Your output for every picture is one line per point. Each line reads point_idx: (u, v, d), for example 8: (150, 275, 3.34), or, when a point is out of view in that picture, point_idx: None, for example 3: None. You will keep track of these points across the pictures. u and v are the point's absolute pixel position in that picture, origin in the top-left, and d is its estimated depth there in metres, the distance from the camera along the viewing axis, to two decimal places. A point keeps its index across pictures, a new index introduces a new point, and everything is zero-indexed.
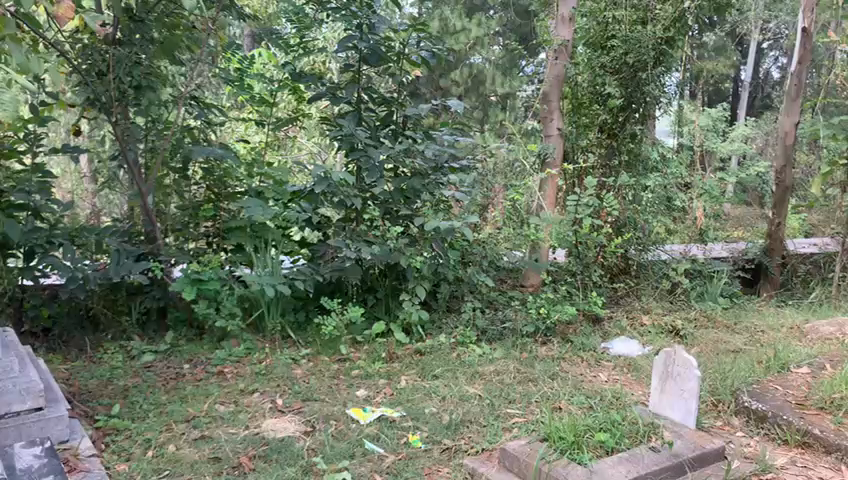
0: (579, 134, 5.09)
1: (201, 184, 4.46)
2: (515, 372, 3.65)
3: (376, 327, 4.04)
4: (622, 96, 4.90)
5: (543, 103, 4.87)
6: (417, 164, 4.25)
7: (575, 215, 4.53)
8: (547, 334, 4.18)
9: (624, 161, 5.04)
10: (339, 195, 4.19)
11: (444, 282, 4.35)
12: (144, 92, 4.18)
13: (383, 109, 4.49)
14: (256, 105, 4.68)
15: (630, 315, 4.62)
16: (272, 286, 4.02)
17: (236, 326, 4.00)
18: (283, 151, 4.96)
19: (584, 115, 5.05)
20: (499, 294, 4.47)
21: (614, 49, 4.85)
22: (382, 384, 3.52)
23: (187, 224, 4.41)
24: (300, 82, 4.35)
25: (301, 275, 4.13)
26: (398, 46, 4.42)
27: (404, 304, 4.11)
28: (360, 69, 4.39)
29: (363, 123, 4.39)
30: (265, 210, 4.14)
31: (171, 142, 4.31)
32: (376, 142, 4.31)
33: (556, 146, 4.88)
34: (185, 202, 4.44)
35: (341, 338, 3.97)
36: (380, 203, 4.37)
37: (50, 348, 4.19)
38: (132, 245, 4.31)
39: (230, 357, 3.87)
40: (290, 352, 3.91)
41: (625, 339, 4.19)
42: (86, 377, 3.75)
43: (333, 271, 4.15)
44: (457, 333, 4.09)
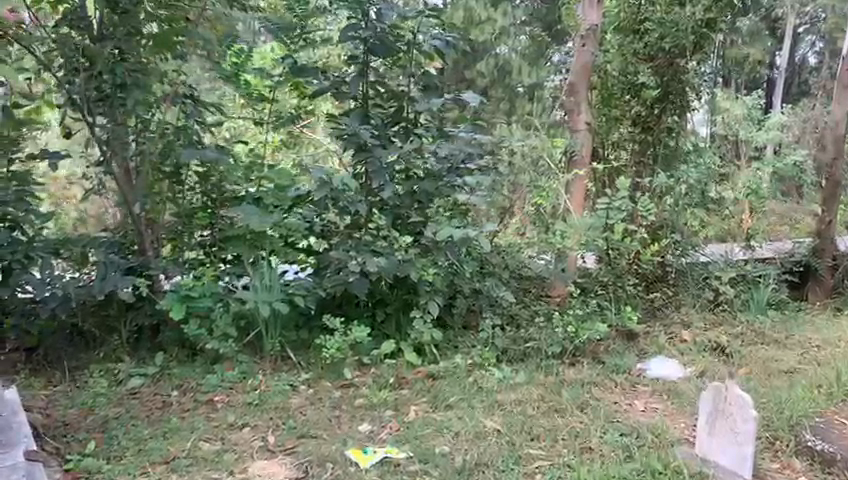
0: (610, 128, 4.61)
1: (197, 191, 4.08)
2: (539, 401, 3.25)
3: (386, 347, 3.65)
4: (659, 85, 4.44)
5: (569, 96, 4.51)
6: (429, 165, 3.90)
7: (607, 220, 4.07)
8: (576, 354, 3.75)
9: (661, 156, 4.56)
10: (342, 201, 3.82)
11: (460, 295, 3.90)
12: (129, 90, 3.82)
13: (393, 105, 4.04)
14: (253, 102, 4.24)
15: (668, 329, 4.16)
16: (269, 303, 3.64)
17: (229, 348, 3.64)
18: (293, 150, 4.47)
19: (616, 107, 4.57)
20: (522, 307, 4.03)
21: (650, 33, 4.38)
22: (388, 417, 3.12)
23: (181, 232, 4.06)
24: (301, 77, 3.97)
25: (301, 290, 3.74)
26: (408, 34, 4.01)
27: (414, 322, 3.67)
28: (367, 60, 3.97)
29: (371, 120, 3.94)
30: (264, 218, 3.77)
31: (159, 146, 3.97)
32: (384, 141, 3.91)
33: (584, 143, 4.49)
34: (179, 210, 4.06)
35: (345, 361, 3.57)
36: (389, 211, 3.96)
37: (33, 371, 3.89)
38: (121, 257, 3.98)
39: (223, 382, 3.50)
40: (289, 376, 3.53)
41: (663, 359, 3.75)
42: (66, 407, 3.41)
43: (336, 284, 3.70)
44: (474, 354, 3.65)
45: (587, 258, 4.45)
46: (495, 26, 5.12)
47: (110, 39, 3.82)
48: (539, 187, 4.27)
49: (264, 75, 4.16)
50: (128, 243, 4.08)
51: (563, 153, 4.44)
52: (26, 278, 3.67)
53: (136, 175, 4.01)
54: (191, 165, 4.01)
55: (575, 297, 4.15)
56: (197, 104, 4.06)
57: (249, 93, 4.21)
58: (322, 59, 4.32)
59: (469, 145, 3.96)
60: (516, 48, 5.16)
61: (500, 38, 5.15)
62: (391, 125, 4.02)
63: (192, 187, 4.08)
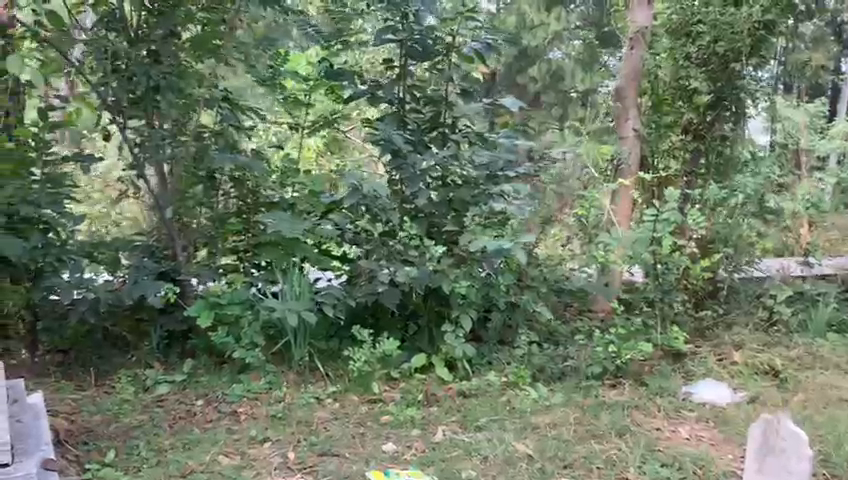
0: (660, 136, 4.38)
1: (232, 196, 3.99)
2: (575, 424, 3.07)
3: (416, 361, 3.53)
4: (712, 91, 4.24)
5: (616, 101, 4.29)
6: (466, 173, 3.77)
7: (653, 233, 3.81)
8: (618, 375, 3.54)
9: (714, 165, 4.34)
10: (375, 208, 3.74)
11: (496, 309, 3.72)
12: (163, 93, 3.80)
13: (430, 110, 3.89)
14: (288, 107, 4.13)
15: (718, 349, 3.91)
16: (296, 312, 3.52)
17: (256, 358, 3.53)
18: (337, 155, 4.37)
19: (666, 113, 4.36)
20: (562, 326, 3.84)
21: (703, 36, 4.16)
22: (414, 436, 2.99)
23: (213, 237, 3.98)
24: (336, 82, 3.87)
25: (330, 300, 3.61)
26: (448, 35, 3.86)
27: (446, 336, 3.53)
28: (405, 64, 3.87)
29: (408, 127, 3.84)
30: (296, 226, 3.68)
31: (192, 151, 3.85)
32: (420, 148, 3.79)
33: (632, 150, 4.28)
34: (211, 216, 4.01)
35: (374, 374, 3.42)
36: (424, 219, 3.83)
37: (64, 374, 3.88)
38: (155, 261, 3.96)
39: (248, 393, 3.41)
40: (316, 389, 3.42)
41: (711, 382, 3.52)
42: (91, 413, 3.38)
43: (367, 296, 3.61)
44: (509, 372, 3.49)
45: (634, 272, 4.15)
46: (549, 30, 4.96)
47: (144, 41, 3.82)
48: (584, 196, 4.07)
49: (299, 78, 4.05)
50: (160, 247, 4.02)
51: (610, 163, 4.28)
52: (50, 281, 3.67)
53: (171, 179, 3.98)
54: (226, 172, 3.93)
55: (619, 314, 3.93)
56: (232, 106, 3.94)
57: (284, 97, 4.10)
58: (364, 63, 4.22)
59: (506, 152, 3.82)
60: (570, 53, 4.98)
61: (553, 42, 4.98)
62: (427, 130, 3.88)
63: (227, 193, 4.00)
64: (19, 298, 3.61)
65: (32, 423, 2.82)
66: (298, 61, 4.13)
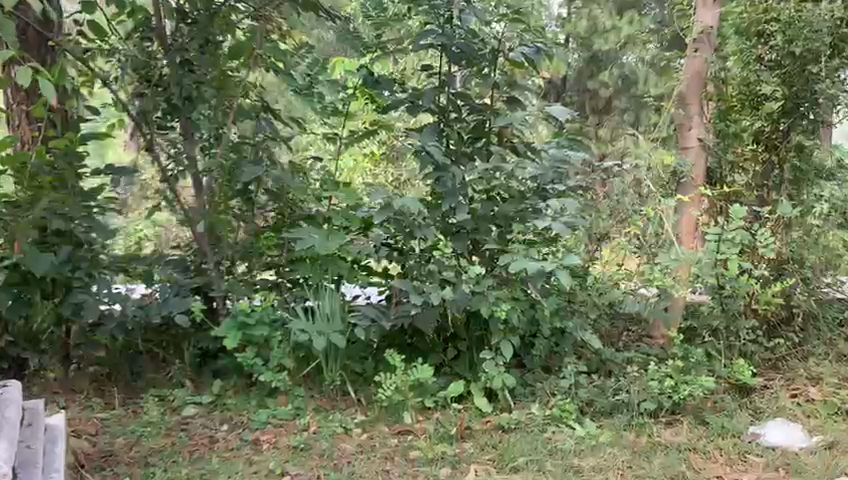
0: (727, 146, 3.99)
1: (270, 208, 3.84)
2: (621, 470, 2.77)
3: (452, 389, 3.27)
4: (785, 97, 3.84)
5: (679, 107, 3.94)
6: (512, 187, 3.53)
7: (717, 255, 3.47)
8: (675, 412, 3.19)
9: (787, 178, 3.94)
10: (410, 225, 3.48)
11: (542, 336, 3.39)
12: (196, 104, 3.75)
13: (475, 119, 3.61)
14: (326, 118, 3.92)
15: (792, 384, 3.51)
16: (325, 335, 3.31)
17: (284, 383, 3.34)
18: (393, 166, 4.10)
19: (735, 121, 3.97)
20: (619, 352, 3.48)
21: (776, 35, 3.79)
22: (442, 477, 2.75)
23: (250, 251, 3.83)
24: (376, 90, 3.69)
25: (363, 321, 3.41)
26: (491, 39, 3.57)
27: (485, 364, 3.25)
28: (446, 70, 3.60)
29: (446, 137, 3.57)
30: (329, 242, 3.48)
31: (225, 163, 3.74)
32: (463, 160, 3.56)
33: (695, 162, 3.90)
34: (249, 229, 3.84)
35: (406, 403, 3.20)
36: (466, 236, 3.56)
37: (97, 391, 3.81)
38: (188, 278, 3.84)
39: (273, 419, 3.24)
40: (344, 417, 3.22)
41: (783, 422, 3.13)
42: (115, 434, 3.26)
43: (400, 319, 3.38)
44: (553, 405, 3.19)
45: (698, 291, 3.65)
46: None
47: (176, 50, 3.71)
48: (641, 210, 3.77)
49: (333, 86, 3.86)
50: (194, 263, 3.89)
51: (669, 173, 3.88)
52: (80, 296, 3.53)
53: (207, 192, 3.85)
54: (261, 182, 3.75)
55: (680, 343, 3.54)
56: (275, 117, 3.85)
57: (322, 106, 3.86)
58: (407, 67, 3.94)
59: (558, 165, 3.52)
60: (644, 56, 4.14)
61: (625, 46, 4.12)
62: (470, 140, 3.62)
63: (264, 205, 3.85)
64: (49, 312, 3.58)
65: (40, 451, 2.66)
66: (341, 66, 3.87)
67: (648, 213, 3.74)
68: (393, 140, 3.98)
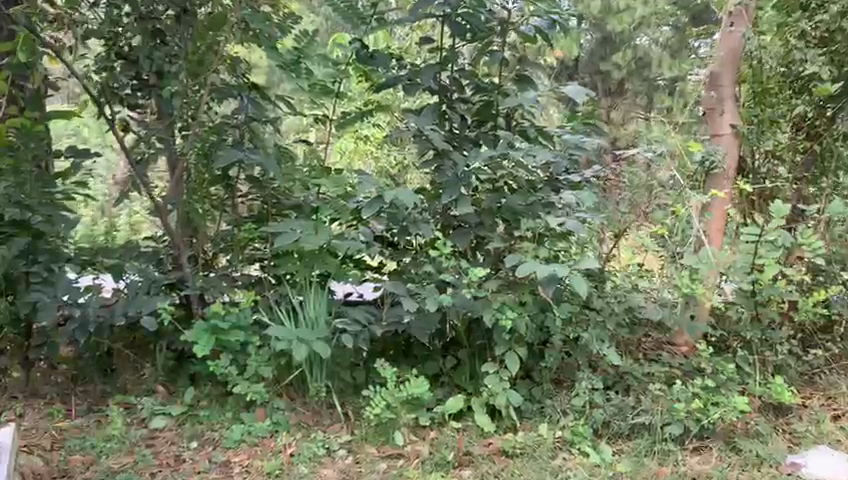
0: (764, 134, 3.57)
1: (252, 197, 3.47)
2: None
3: (451, 405, 2.88)
4: (833, 78, 3.46)
5: (710, 90, 3.53)
6: (521, 177, 3.13)
7: (756, 258, 3.07)
8: (703, 436, 2.81)
9: (830, 169, 3.59)
10: (406, 219, 3.11)
11: (553, 347, 2.99)
12: (167, 79, 3.34)
13: (481, 99, 3.23)
14: (315, 98, 3.54)
15: (832, 404, 3.15)
16: (307, 343, 2.92)
17: (261, 396, 2.99)
18: (395, 147, 3.65)
19: (772, 106, 3.57)
20: (644, 366, 3.06)
21: (827, 7, 3.39)
22: None
23: (230, 245, 3.49)
24: (370, 67, 3.27)
25: (352, 328, 3.01)
26: (499, 10, 3.17)
27: (487, 378, 2.88)
28: (451, 44, 3.19)
29: (448, 120, 3.22)
30: (315, 238, 3.07)
31: (202, 145, 3.35)
32: (466, 146, 3.18)
33: (728, 150, 3.49)
34: (229, 220, 3.52)
35: (398, 421, 2.84)
36: (470, 231, 3.17)
37: (62, 397, 3.47)
38: (161, 272, 3.47)
39: (249, 436, 2.91)
40: (328, 436, 2.88)
41: (824, 451, 2.76)
42: (72, 450, 2.92)
43: (390, 324, 3.04)
44: (564, 426, 2.84)
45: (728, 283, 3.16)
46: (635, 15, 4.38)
47: (150, 19, 3.32)
48: (666, 206, 3.32)
49: (324, 61, 3.47)
50: (169, 256, 3.51)
51: (699, 163, 3.41)
52: (35, 296, 3.11)
53: (181, 177, 3.45)
54: (243, 169, 3.38)
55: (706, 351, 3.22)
56: (261, 96, 3.46)
57: (310, 84, 3.46)
58: (406, 45, 3.65)
59: (573, 150, 3.16)
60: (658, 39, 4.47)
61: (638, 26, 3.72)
62: (475, 124, 3.25)
63: (246, 195, 3.49)
64: (4, 310, 3.22)
65: None
66: (340, 40, 3.51)
67: (676, 209, 3.28)
68: (395, 122, 3.58)
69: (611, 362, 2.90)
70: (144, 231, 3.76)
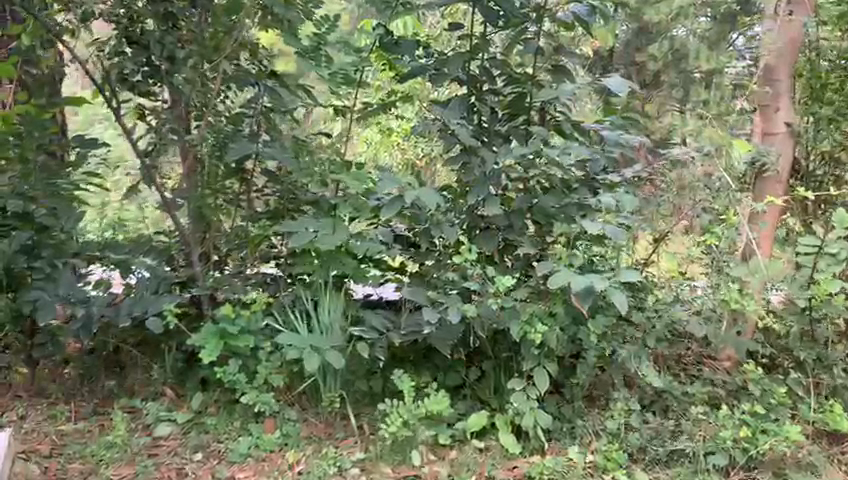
0: (822, 133, 3.31)
1: (269, 193, 3.28)
2: None
3: (472, 422, 2.68)
4: None
5: (765, 86, 3.28)
6: (556, 177, 2.88)
7: (814, 273, 2.81)
8: (751, 467, 2.56)
9: None
10: (429, 219, 2.92)
11: (585, 363, 2.75)
12: (179, 67, 3.15)
13: (512, 92, 2.97)
14: (336, 88, 3.32)
15: None
16: (319, 352, 2.72)
17: (271, 406, 2.81)
18: (423, 140, 3.62)
19: (830, 102, 3.28)
20: (686, 385, 2.84)
21: None
22: None
23: (242, 244, 3.28)
24: (394, 55, 3.04)
25: (368, 335, 2.81)
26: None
27: (513, 395, 2.65)
28: (481, 32, 2.96)
29: (478, 113, 2.98)
30: (330, 238, 2.85)
31: (213, 139, 3.17)
32: (498, 141, 2.96)
33: (781, 150, 3.27)
34: (245, 215, 3.30)
35: (416, 438, 2.64)
36: (499, 233, 2.94)
37: (66, 397, 3.30)
38: (171, 270, 3.30)
39: (256, 450, 2.74)
40: (340, 453, 2.69)
41: None
42: (70, 458, 2.76)
43: (409, 334, 2.81)
44: (596, 449, 2.61)
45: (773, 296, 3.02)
46: None
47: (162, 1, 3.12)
48: (713, 210, 3.10)
49: (345, 48, 3.23)
50: (180, 252, 3.32)
51: (747, 165, 3.13)
52: (36, 293, 2.98)
53: (193, 167, 3.26)
54: (257, 161, 3.18)
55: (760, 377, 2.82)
56: (280, 84, 3.23)
57: (331, 73, 3.23)
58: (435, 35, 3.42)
59: (610, 148, 2.90)
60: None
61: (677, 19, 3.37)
62: (506, 118, 2.99)
63: (262, 190, 3.30)
64: (5, 308, 3.07)
65: None
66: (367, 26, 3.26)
67: (729, 218, 3.08)
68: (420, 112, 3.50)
69: (652, 384, 2.68)
70: (157, 225, 3.60)
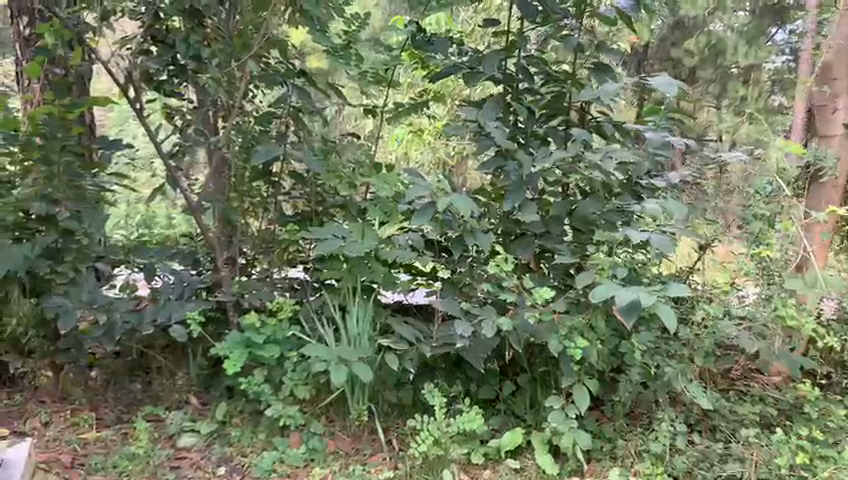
0: None
1: (294, 195, 3.15)
2: None
3: (507, 440, 2.58)
4: None
5: (821, 85, 3.15)
6: (594, 178, 2.67)
7: None
8: None
9: None
10: (461, 226, 2.77)
11: (627, 379, 2.61)
12: (205, 66, 3.05)
13: (550, 91, 2.86)
14: (366, 87, 3.21)
15: None
16: (348, 365, 2.59)
17: (297, 419, 2.72)
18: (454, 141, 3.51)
19: None
20: (734, 405, 2.70)
21: None
22: None
23: (270, 249, 3.19)
24: (427, 53, 2.90)
25: (398, 347, 2.69)
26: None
27: (551, 413, 2.52)
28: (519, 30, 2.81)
29: (513, 112, 2.81)
30: (358, 243, 2.72)
31: (240, 141, 3.08)
32: (537, 141, 2.82)
33: (839, 153, 3.14)
34: (272, 219, 3.19)
35: (448, 456, 2.52)
36: (535, 239, 2.81)
37: (90, 403, 3.20)
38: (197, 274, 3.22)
39: (282, 464, 2.65)
40: (370, 471, 2.58)
41: None
42: (91, 469, 2.66)
43: (442, 346, 2.68)
44: (639, 472, 2.47)
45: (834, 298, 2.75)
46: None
47: None
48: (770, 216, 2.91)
49: (376, 46, 3.13)
50: (207, 256, 3.24)
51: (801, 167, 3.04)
52: (58, 300, 2.90)
53: (218, 170, 3.17)
54: (285, 164, 3.08)
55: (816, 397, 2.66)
56: (309, 82, 3.05)
57: (361, 73, 3.11)
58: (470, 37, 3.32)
59: (657, 152, 2.73)
60: (734, 24, 3.68)
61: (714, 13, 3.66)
62: (543, 119, 2.87)
63: (289, 192, 3.16)
64: (27, 314, 2.98)
65: None
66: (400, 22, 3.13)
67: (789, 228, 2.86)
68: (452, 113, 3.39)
69: (701, 406, 2.50)
70: (183, 229, 3.53)
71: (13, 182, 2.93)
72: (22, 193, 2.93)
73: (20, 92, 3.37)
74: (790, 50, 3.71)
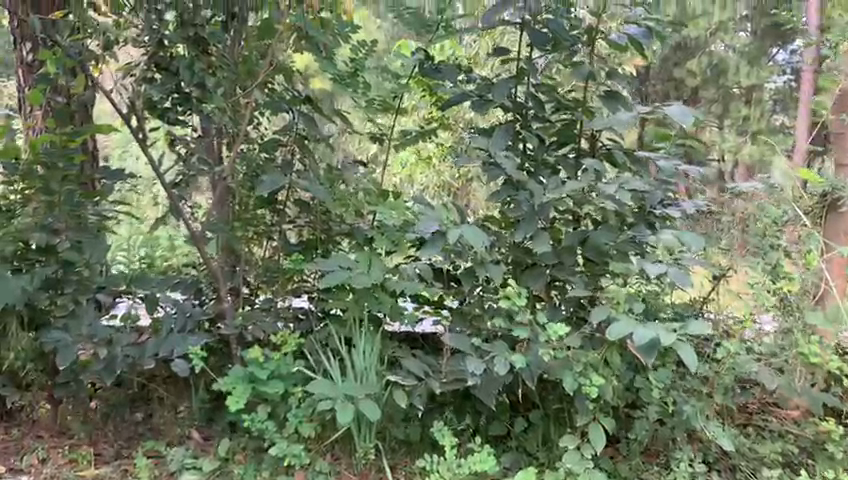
0: None
1: (300, 224, 3.10)
2: None
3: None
4: None
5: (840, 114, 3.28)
6: (608, 208, 2.60)
7: None
8: None
9: None
10: (471, 256, 2.69)
11: (644, 417, 2.54)
12: (209, 94, 3.00)
13: (560, 119, 2.80)
14: (372, 114, 3.17)
15: None
16: (354, 402, 2.51)
17: (302, 457, 2.65)
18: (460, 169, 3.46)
19: None
20: (755, 442, 2.66)
21: None
22: None
23: (273, 279, 3.12)
24: (436, 80, 2.85)
25: (406, 382, 2.62)
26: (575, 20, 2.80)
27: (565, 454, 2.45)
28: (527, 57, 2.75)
29: (522, 140, 2.76)
30: (364, 275, 2.64)
31: (244, 170, 3.01)
32: (546, 170, 2.76)
33: None
34: (276, 250, 3.13)
35: None
36: (547, 268, 2.73)
37: (89, 438, 3.13)
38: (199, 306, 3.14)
39: None
40: None
41: None
42: None
43: (451, 382, 2.59)
44: None
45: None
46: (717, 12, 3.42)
47: (191, 26, 2.98)
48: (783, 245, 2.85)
49: (383, 73, 3.10)
50: (208, 285, 3.14)
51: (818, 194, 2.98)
52: (57, 333, 2.82)
53: (222, 199, 3.11)
54: (291, 192, 3.01)
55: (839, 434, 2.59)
56: (315, 110, 3.00)
57: (368, 101, 3.09)
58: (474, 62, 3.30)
59: (668, 181, 2.68)
60: (734, 44, 3.51)
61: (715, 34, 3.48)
62: (553, 147, 2.81)
63: (294, 221, 3.10)
64: (26, 346, 2.92)
65: None
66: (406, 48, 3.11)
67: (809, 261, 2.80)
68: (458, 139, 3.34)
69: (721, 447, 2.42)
70: (184, 257, 3.47)
71: (13, 210, 2.91)
72: (22, 224, 2.88)
73: (22, 120, 3.32)
74: (792, 69, 3.56)
